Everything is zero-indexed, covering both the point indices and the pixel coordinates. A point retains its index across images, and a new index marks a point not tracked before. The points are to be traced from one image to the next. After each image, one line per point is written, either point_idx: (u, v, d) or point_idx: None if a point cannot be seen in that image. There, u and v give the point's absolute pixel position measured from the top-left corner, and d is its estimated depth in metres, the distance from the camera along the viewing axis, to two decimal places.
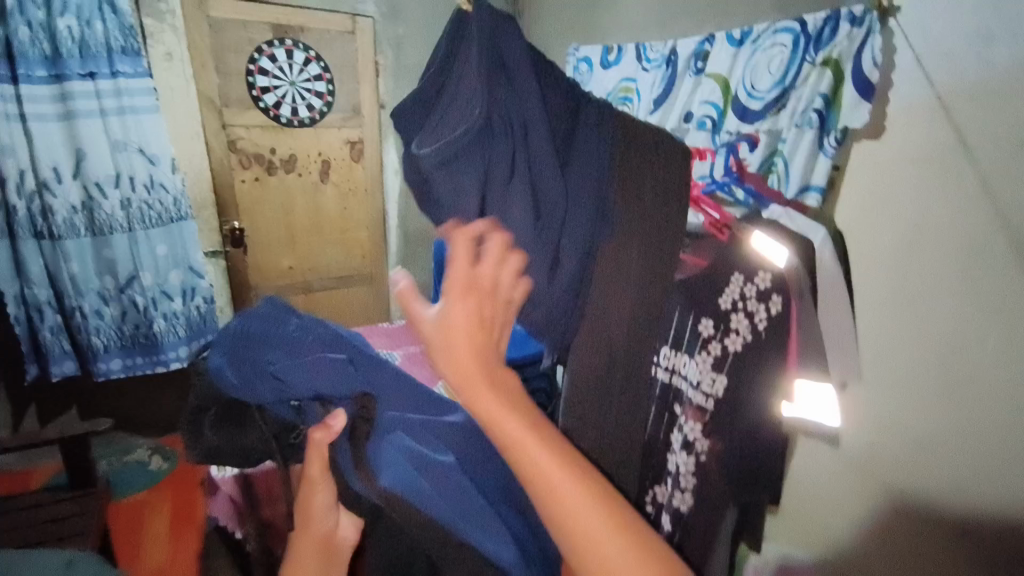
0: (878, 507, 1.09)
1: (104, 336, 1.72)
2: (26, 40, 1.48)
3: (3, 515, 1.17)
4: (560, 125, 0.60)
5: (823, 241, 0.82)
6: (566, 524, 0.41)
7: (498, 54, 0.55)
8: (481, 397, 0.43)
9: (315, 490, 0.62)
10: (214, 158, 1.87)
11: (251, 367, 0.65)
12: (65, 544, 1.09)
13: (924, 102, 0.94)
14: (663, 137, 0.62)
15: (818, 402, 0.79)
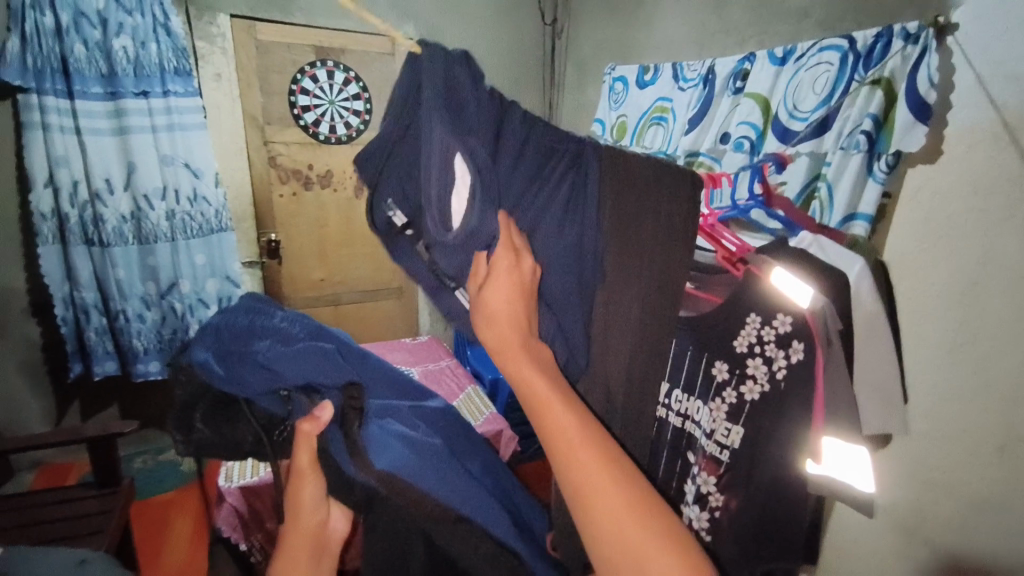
0: (926, 574, 0.97)
1: (145, 339, 1.82)
2: (83, 58, 1.57)
3: (36, 508, 1.23)
4: (545, 165, 0.59)
5: (861, 274, 0.74)
6: (588, 492, 0.42)
7: (455, 96, 0.57)
8: (516, 358, 0.48)
9: (302, 482, 0.59)
10: (254, 173, 1.95)
11: (239, 360, 0.63)
12: (84, 542, 1.13)
13: (986, 127, 0.84)
14: (667, 170, 0.57)
15: (846, 464, 0.68)
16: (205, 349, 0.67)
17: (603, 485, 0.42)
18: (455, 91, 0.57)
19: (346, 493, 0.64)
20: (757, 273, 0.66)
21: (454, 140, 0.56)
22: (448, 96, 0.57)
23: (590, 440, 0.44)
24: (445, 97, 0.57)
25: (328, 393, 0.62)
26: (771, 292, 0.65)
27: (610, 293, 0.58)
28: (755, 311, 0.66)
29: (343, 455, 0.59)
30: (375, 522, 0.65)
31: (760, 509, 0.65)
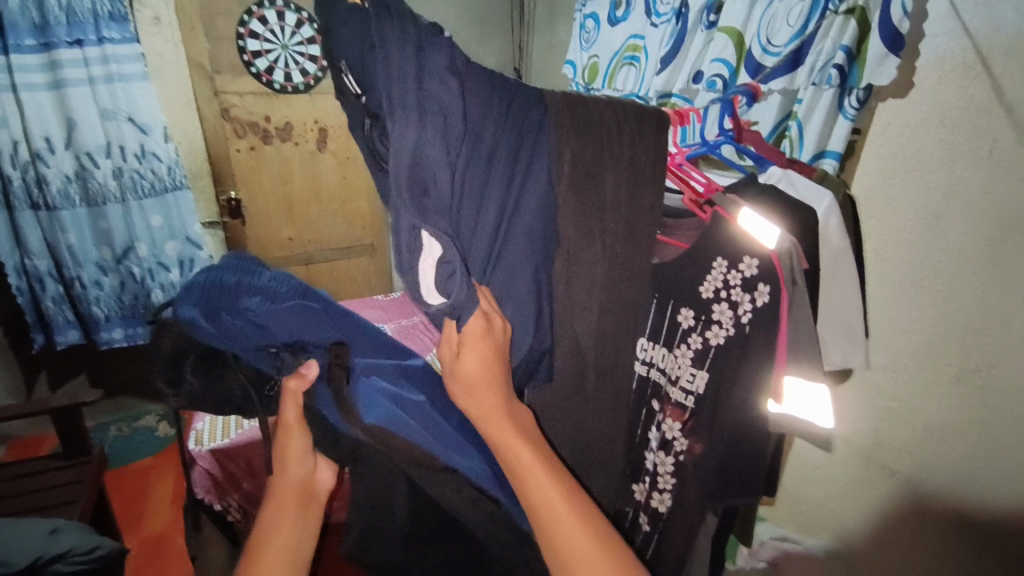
0: (884, 499, 1.03)
1: (105, 306, 1.76)
2: (15, 8, 1.44)
3: (6, 480, 1.21)
4: (512, 139, 0.51)
5: (829, 207, 0.73)
6: (572, 562, 0.45)
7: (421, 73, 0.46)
8: (497, 423, 0.49)
9: (289, 434, 0.56)
10: (207, 127, 1.83)
11: (226, 315, 0.55)
12: (58, 512, 1.12)
13: (957, 55, 0.82)
14: (626, 113, 0.56)
15: (810, 405, 0.68)
16: (189, 302, 0.56)
17: (580, 545, 0.46)
18: (425, 154, 0.46)
19: (334, 448, 0.62)
20: (724, 216, 0.64)
21: (423, 141, 0.46)
22: (413, 164, 0.46)
23: (572, 505, 0.47)
24: (412, 166, 0.45)
25: (313, 351, 0.58)
26: (737, 235, 0.63)
27: (580, 239, 0.55)
28: (722, 255, 0.64)
29: (332, 410, 0.59)
30: (362, 472, 0.63)
31: (722, 451, 0.65)
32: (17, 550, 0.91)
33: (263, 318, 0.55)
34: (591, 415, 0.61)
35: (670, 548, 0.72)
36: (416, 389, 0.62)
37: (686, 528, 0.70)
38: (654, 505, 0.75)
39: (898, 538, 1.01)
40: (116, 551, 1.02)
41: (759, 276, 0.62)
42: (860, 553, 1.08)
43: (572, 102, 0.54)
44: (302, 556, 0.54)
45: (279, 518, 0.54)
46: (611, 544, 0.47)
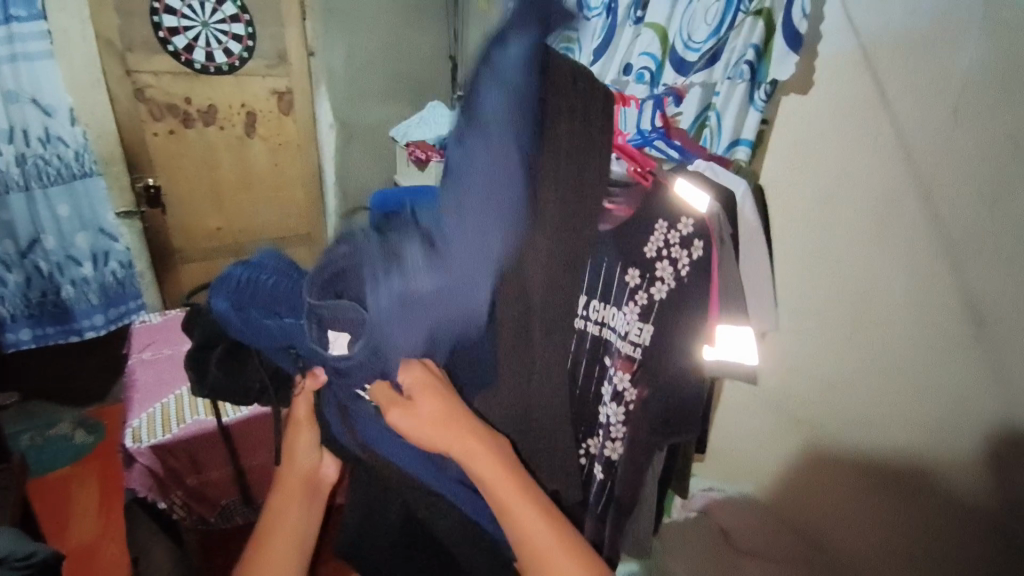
0: (794, 444, 1.17)
1: (9, 304, 1.65)
2: None
3: None
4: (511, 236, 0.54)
5: (745, 194, 0.82)
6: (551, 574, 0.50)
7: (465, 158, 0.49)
8: (473, 454, 0.51)
9: (298, 430, 0.64)
10: (120, 109, 1.69)
11: (262, 314, 0.57)
12: None
13: (850, 55, 0.94)
14: (583, 71, 0.64)
15: (737, 347, 0.81)
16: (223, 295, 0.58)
17: (552, 551, 0.50)
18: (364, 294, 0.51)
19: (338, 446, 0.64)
20: (664, 182, 0.74)
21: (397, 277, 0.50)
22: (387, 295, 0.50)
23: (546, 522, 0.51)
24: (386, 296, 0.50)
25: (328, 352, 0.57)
26: (676, 200, 0.73)
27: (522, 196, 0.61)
28: (663, 216, 0.73)
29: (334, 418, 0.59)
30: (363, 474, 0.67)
31: (666, 393, 0.75)
32: None
33: (290, 324, 0.55)
34: (538, 380, 0.64)
35: (622, 490, 0.82)
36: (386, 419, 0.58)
37: (635, 471, 0.80)
38: (607, 454, 0.83)
39: (808, 477, 1.15)
40: (51, 558, 1.02)
41: (694, 233, 0.72)
42: (772, 491, 1.24)
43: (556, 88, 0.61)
44: (306, 545, 0.61)
45: (286, 514, 0.60)
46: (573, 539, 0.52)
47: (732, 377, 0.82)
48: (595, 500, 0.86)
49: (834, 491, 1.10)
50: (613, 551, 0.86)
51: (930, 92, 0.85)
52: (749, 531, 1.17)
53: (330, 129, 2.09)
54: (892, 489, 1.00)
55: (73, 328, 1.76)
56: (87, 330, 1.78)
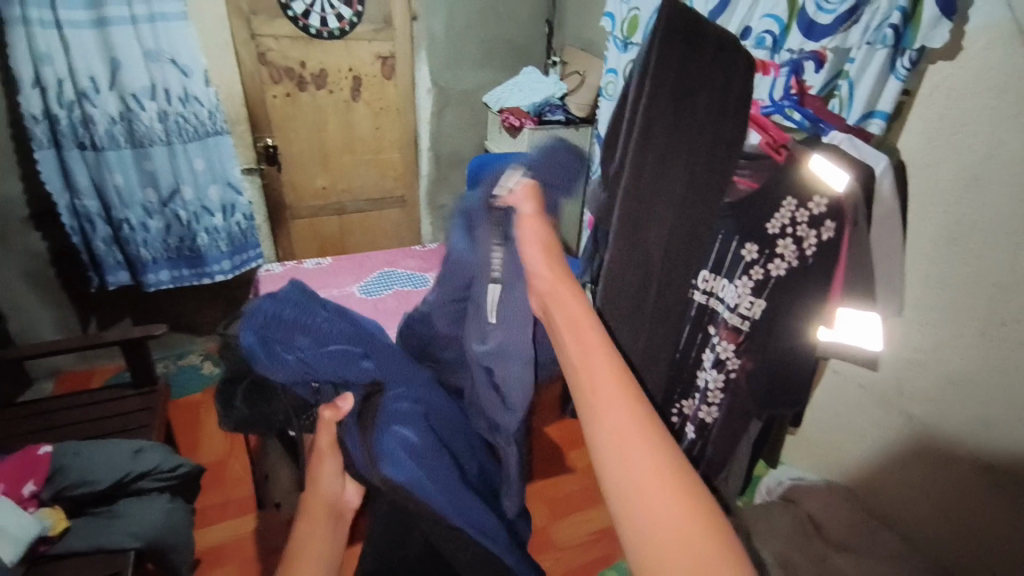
0: (898, 439, 1.11)
1: (152, 248, 1.81)
2: None
3: (87, 406, 1.47)
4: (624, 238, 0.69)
5: (884, 171, 0.71)
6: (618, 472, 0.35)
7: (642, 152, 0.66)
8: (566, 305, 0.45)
9: (320, 457, 0.52)
10: (245, 71, 1.83)
11: (280, 343, 0.61)
12: (137, 434, 1.38)
13: (1005, 24, 0.85)
14: (731, 41, 0.61)
15: (860, 332, 0.76)
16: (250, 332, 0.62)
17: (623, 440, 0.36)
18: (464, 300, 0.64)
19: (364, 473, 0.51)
20: (796, 159, 0.69)
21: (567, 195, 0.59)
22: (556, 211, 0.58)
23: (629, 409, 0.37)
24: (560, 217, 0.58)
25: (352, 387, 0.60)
26: (808, 178, 0.69)
27: (654, 174, 0.67)
28: (792, 195, 0.69)
29: (357, 443, 0.51)
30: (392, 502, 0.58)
31: (774, 369, 0.74)
32: (103, 471, 1.14)
33: (309, 355, 0.60)
34: (651, 331, 0.74)
35: (714, 452, 0.85)
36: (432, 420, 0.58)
37: (731, 434, 0.84)
38: (701, 417, 0.85)
39: (908, 473, 1.10)
40: (193, 469, 1.26)
41: (826, 214, 0.68)
42: (868, 485, 1.19)
43: (683, 75, 0.63)
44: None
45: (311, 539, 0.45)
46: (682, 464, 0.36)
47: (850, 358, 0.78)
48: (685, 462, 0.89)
49: (942, 493, 1.04)
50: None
51: None
52: (836, 519, 1.16)
53: (428, 94, 2.17)
54: (1006, 493, 0.94)
55: (205, 272, 1.92)
56: (216, 274, 1.92)
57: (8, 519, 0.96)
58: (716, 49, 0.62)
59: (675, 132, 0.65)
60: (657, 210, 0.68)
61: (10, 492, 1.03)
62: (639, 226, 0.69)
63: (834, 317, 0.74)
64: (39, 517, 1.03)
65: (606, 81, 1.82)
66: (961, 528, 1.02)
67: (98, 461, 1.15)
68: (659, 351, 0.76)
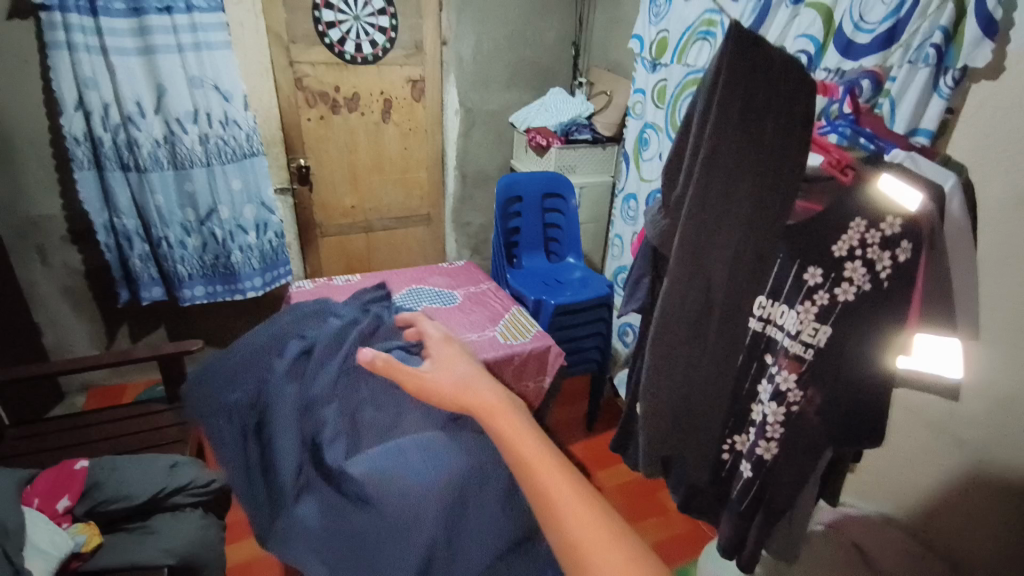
0: (950, 469, 1.06)
1: (188, 265, 1.85)
2: None
3: (123, 420, 1.49)
4: (682, 261, 0.71)
5: (953, 189, 0.67)
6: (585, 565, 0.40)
7: (707, 174, 0.66)
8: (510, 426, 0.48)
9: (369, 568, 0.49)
10: (282, 96, 1.89)
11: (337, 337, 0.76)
12: (172, 449, 1.40)
13: None
14: (794, 62, 0.61)
15: (941, 359, 0.71)
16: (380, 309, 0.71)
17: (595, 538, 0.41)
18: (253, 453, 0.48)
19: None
20: (864, 178, 0.68)
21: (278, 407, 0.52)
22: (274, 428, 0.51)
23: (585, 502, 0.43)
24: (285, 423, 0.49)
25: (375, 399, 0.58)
26: (877, 197, 0.67)
27: (720, 197, 0.66)
28: (860, 215, 0.68)
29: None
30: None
31: (844, 400, 0.70)
32: (138, 486, 1.15)
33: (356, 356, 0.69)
34: (709, 357, 0.75)
35: (777, 491, 0.80)
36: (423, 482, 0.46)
37: (794, 475, 0.77)
38: (759, 453, 0.80)
39: (958, 503, 1.05)
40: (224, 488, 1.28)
41: (901, 235, 0.66)
42: (919, 515, 1.13)
43: (751, 95, 0.62)
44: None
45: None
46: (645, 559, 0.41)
47: (929, 389, 0.73)
48: (739, 499, 0.85)
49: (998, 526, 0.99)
50: (755, 550, 0.86)
51: None
52: (888, 549, 1.09)
53: (456, 115, 2.21)
54: None
55: (237, 288, 1.94)
56: (249, 291, 1.95)
57: (39, 534, 0.96)
58: (781, 70, 0.61)
59: (741, 150, 0.64)
60: (719, 236, 0.68)
61: (45, 507, 1.04)
62: (702, 249, 0.69)
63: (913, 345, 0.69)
64: (72, 533, 1.03)
65: (633, 102, 1.83)
66: (1014, 562, 0.97)
67: (136, 475, 1.17)
68: (722, 379, 0.75)
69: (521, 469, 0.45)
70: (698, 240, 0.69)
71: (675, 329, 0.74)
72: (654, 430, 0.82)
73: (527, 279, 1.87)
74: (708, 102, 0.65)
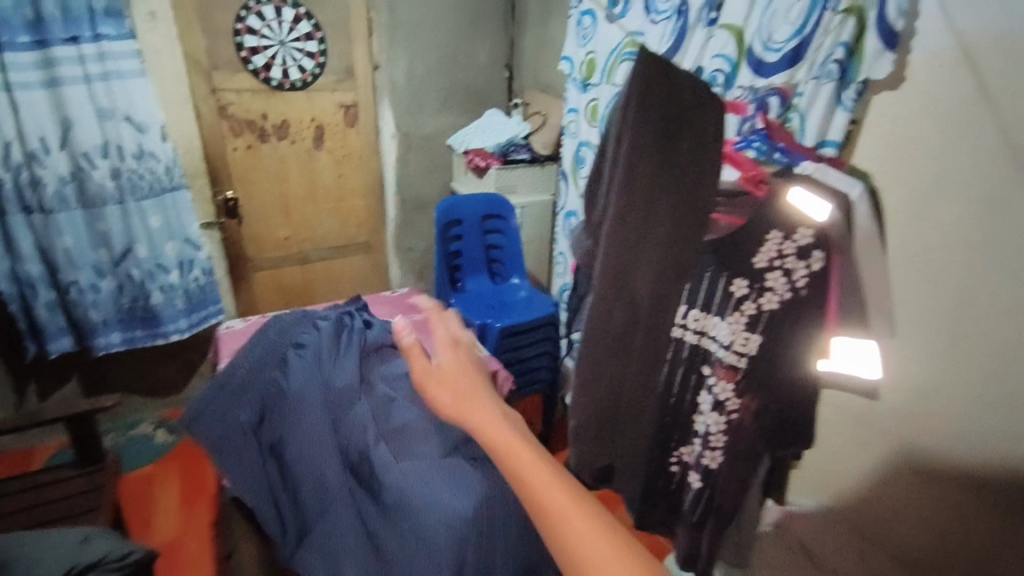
0: (881, 461, 1.09)
1: (103, 310, 1.71)
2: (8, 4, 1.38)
3: (27, 491, 1.33)
4: (610, 275, 0.77)
5: (860, 196, 0.70)
6: None
7: (630, 189, 0.72)
8: (503, 434, 0.48)
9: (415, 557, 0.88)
10: (204, 125, 1.80)
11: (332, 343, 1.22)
12: (82, 520, 1.26)
13: (948, 53, 0.88)
14: (705, 87, 0.68)
15: (857, 359, 0.72)
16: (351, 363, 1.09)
17: (607, 559, 0.40)
18: (333, 479, 0.96)
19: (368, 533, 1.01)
20: (775, 190, 0.69)
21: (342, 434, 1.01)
22: (319, 474, 0.96)
23: (592, 521, 0.42)
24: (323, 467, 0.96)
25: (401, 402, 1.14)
26: (787, 210, 0.68)
27: (640, 214, 0.72)
28: (775, 227, 0.69)
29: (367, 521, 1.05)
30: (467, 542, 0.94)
31: (780, 406, 0.72)
32: (49, 563, 1.01)
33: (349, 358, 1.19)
34: (638, 365, 0.82)
35: (724, 500, 0.79)
36: (461, 503, 0.91)
37: (738, 483, 0.77)
38: (705, 463, 0.81)
39: (892, 491, 1.06)
40: (147, 555, 1.15)
41: (812, 244, 0.67)
42: (855, 509, 1.14)
43: (667, 117, 0.68)
44: None
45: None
46: (645, 565, 0.40)
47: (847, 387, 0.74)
48: (691, 510, 0.85)
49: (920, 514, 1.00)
50: (710, 564, 0.85)
51: None
52: None
53: (392, 139, 2.18)
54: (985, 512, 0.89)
55: (159, 332, 1.81)
56: (172, 334, 1.82)
57: None
58: (693, 92, 0.67)
59: (658, 168, 0.69)
60: (641, 254, 0.74)
61: None
62: (626, 264, 0.76)
63: (831, 348, 0.71)
64: None
65: (569, 121, 1.85)
66: (948, 547, 0.96)
67: (42, 551, 1.04)
68: (647, 386, 0.82)
69: (519, 485, 0.44)
70: (621, 256, 0.76)
71: (612, 334, 0.81)
72: (595, 433, 0.89)
73: (469, 303, 1.85)
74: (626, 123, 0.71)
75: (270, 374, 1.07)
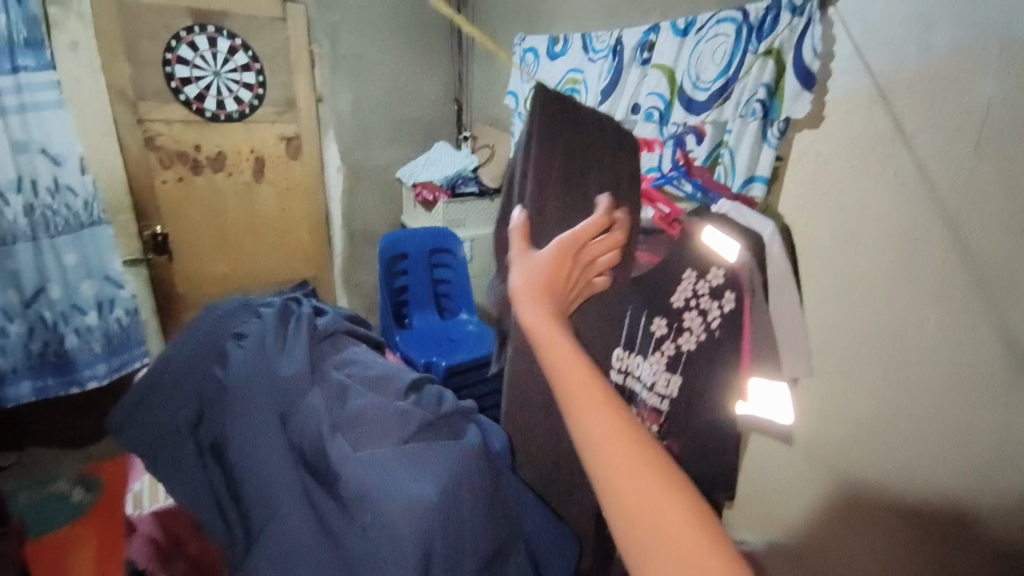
0: (825, 492, 1.07)
1: (11, 357, 1.56)
2: None
3: None
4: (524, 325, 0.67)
5: (772, 235, 0.70)
6: None
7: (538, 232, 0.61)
8: (597, 417, 0.37)
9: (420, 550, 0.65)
10: (130, 157, 1.70)
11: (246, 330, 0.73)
12: None
13: (863, 92, 0.91)
14: (608, 119, 0.63)
15: (772, 404, 0.74)
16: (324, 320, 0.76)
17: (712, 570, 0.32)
18: (279, 480, 0.57)
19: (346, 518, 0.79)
20: (690, 231, 0.69)
21: (277, 431, 0.59)
22: (263, 475, 0.57)
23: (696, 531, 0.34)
24: (262, 471, 0.57)
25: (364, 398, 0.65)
26: (701, 250, 0.69)
27: None
28: (690, 267, 0.70)
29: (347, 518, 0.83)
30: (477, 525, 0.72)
31: (699, 447, 0.74)
32: None
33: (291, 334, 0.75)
34: None
35: None
36: (426, 487, 0.55)
37: None
38: None
39: (840, 525, 1.04)
40: None
41: (724, 285, 0.69)
42: (805, 544, 1.12)
43: (571, 151, 0.62)
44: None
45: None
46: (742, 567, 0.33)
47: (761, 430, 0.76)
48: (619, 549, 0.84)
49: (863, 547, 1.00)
50: None
51: (951, 126, 0.80)
52: None
53: (337, 172, 2.13)
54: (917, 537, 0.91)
55: (74, 379, 1.66)
56: (89, 380, 1.67)
57: None
58: (598, 125, 0.62)
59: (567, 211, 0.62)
60: None
61: None
62: None
63: (748, 390, 0.73)
64: None
65: None
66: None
67: None
68: None
69: (607, 487, 0.36)
70: None
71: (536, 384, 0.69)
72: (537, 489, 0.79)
73: (419, 340, 1.79)
74: (525, 155, 0.61)
75: (209, 366, 0.67)
